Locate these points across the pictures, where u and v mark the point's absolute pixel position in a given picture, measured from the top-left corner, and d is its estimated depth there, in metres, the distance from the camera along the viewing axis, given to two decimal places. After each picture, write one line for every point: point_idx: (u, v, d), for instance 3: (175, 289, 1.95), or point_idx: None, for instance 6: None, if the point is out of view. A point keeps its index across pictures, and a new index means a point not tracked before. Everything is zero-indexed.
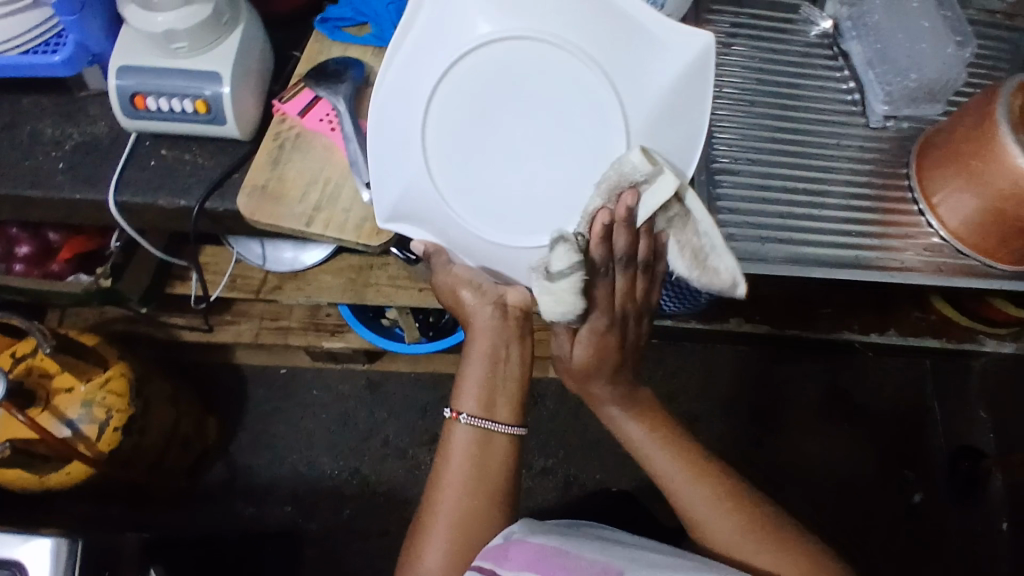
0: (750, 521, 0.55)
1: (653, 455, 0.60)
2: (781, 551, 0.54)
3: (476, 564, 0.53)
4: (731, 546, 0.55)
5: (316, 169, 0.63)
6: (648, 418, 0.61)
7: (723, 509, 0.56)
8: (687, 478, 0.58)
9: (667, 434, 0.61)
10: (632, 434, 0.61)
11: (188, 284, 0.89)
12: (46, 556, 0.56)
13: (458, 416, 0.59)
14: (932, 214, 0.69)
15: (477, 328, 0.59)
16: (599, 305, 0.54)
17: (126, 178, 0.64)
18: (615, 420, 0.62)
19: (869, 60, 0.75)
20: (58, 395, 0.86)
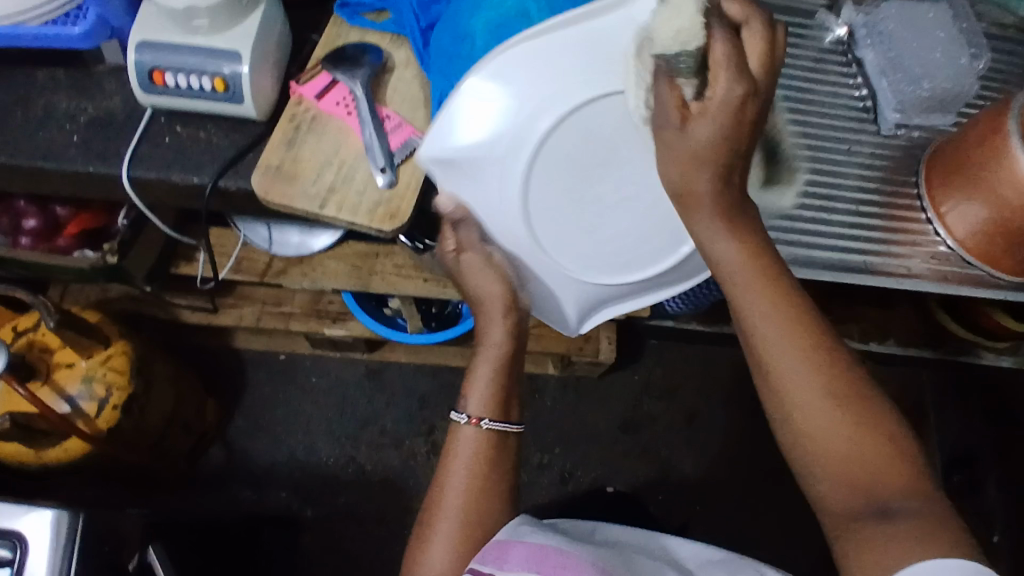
0: (847, 399, 0.43)
1: (739, 293, 0.46)
2: (860, 438, 0.43)
3: (473, 566, 0.51)
4: (806, 418, 0.44)
5: (331, 151, 0.63)
6: (750, 245, 0.46)
7: (811, 370, 0.44)
8: (782, 328, 0.45)
9: (767, 268, 0.46)
10: (719, 256, 0.47)
11: (194, 264, 0.90)
12: (47, 530, 0.56)
13: (477, 422, 0.57)
14: (939, 222, 0.69)
15: (491, 332, 0.60)
16: (728, 61, 0.42)
17: (140, 153, 0.64)
18: (704, 234, 0.47)
19: (883, 68, 0.75)
20: (58, 370, 0.86)
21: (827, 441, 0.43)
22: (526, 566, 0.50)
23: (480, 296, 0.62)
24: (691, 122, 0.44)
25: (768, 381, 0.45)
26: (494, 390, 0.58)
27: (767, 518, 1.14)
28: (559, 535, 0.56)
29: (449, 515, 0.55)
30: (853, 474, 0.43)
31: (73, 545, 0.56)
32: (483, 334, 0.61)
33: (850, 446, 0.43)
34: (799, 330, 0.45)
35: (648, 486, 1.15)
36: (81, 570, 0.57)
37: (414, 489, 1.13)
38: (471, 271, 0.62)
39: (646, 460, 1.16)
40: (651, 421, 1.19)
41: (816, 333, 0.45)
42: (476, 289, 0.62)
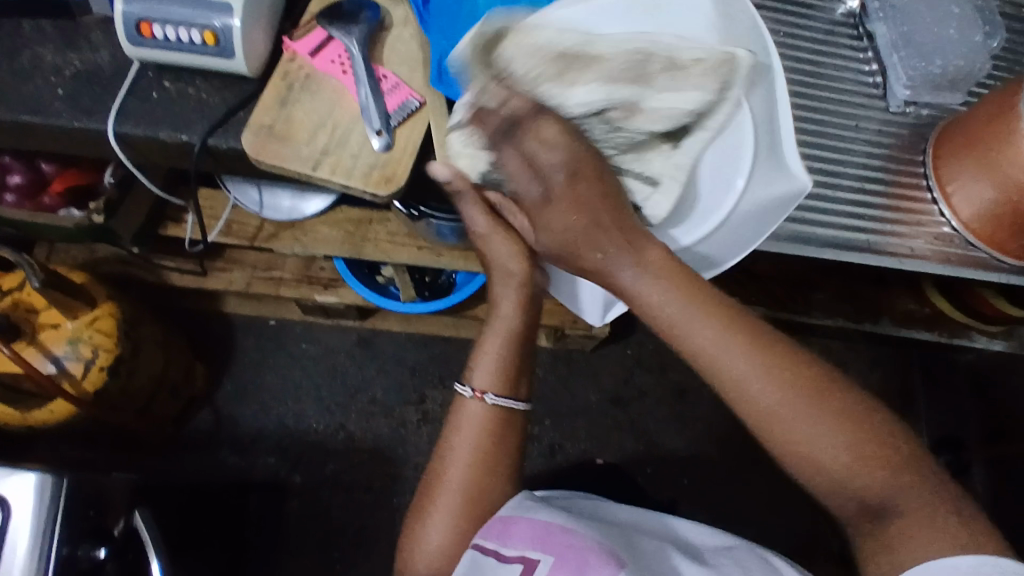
0: (816, 389, 0.46)
1: (676, 322, 0.48)
2: (843, 425, 0.45)
3: (479, 541, 0.56)
4: (779, 421, 0.46)
5: (326, 112, 0.61)
6: (667, 274, 0.49)
7: (769, 372, 0.46)
8: (729, 342, 0.47)
9: (692, 285, 0.49)
10: (647, 296, 0.49)
11: (182, 225, 0.87)
12: (28, 495, 0.54)
13: (482, 395, 0.59)
14: (945, 203, 0.68)
15: (503, 308, 0.61)
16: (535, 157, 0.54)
17: (127, 109, 0.61)
18: (635, 272, 0.50)
19: (894, 43, 0.73)
20: (43, 331, 0.84)
21: (814, 433, 0.45)
22: (527, 544, 0.55)
23: (497, 267, 0.62)
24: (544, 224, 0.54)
25: (734, 397, 0.47)
26: (505, 368, 0.60)
27: (754, 495, 1.14)
28: (567, 514, 0.60)
29: (450, 491, 0.59)
30: (835, 464, 0.45)
31: (57, 510, 0.55)
32: (496, 308, 0.62)
33: (825, 438, 0.45)
34: (739, 335, 0.47)
35: (637, 460, 1.15)
36: (66, 535, 0.56)
37: (403, 459, 1.12)
38: (488, 244, 0.62)
39: (636, 435, 1.16)
40: (641, 396, 1.18)
41: (753, 331, 0.48)
42: (492, 259, 0.62)
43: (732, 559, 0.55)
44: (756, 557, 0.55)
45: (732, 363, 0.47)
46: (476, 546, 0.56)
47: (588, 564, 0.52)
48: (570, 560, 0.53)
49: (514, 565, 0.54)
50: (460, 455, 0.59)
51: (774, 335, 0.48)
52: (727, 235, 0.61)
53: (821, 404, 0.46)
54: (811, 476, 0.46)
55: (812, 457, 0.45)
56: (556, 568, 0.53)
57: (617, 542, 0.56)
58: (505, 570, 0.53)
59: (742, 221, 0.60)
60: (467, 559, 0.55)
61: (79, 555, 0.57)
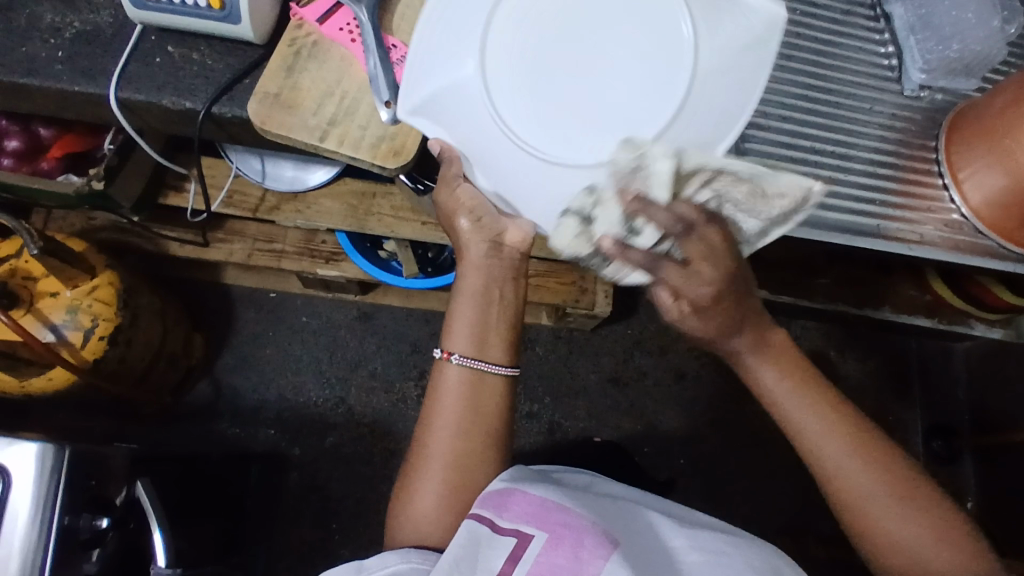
0: (906, 486, 0.53)
1: (787, 403, 0.54)
2: (921, 518, 0.52)
3: (475, 511, 0.55)
4: (874, 501, 0.53)
5: (333, 81, 0.59)
6: (788, 365, 0.54)
7: (870, 470, 0.53)
8: (837, 438, 0.54)
9: (811, 382, 0.55)
10: (764, 379, 0.54)
11: (183, 195, 0.86)
12: (30, 465, 0.54)
13: (449, 356, 0.60)
14: (956, 189, 0.67)
15: (467, 268, 0.62)
16: (699, 259, 0.46)
17: (129, 73, 0.60)
18: (761, 372, 0.54)
19: (911, 26, 0.72)
20: (42, 299, 0.83)
21: (905, 526, 0.52)
22: (523, 518, 0.54)
23: (452, 223, 0.63)
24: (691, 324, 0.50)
25: (837, 479, 0.54)
26: (476, 330, 0.60)
27: (749, 476, 1.15)
28: (566, 492, 0.59)
29: (435, 458, 0.60)
30: (919, 546, 0.52)
31: (59, 481, 0.55)
32: (463, 269, 0.62)
33: (911, 526, 0.52)
34: (849, 430, 0.54)
35: (635, 439, 1.16)
36: (68, 504, 0.56)
37: (401, 434, 1.13)
38: (444, 199, 0.61)
39: (633, 415, 1.17)
40: (640, 376, 1.18)
41: (858, 428, 0.54)
42: (446, 214, 0.62)
43: (722, 539, 0.56)
44: (756, 550, 0.55)
45: (832, 443, 0.54)
46: (473, 515, 0.55)
47: (582, 544, 0.52)
48: (565, 538, 0.52)
49: (508, 539, 0.52)
50: (443, 421, 0.60)
51: (874, 431, 0.55)
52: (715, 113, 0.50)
53: (912, 495, 0.53)
54: (892, 553, 0.53)
55: (900, 536, 0.52)
56: (551, 547, 0.52)
57: (614, 523, 0.55)
58: (499, 543, 0.52)
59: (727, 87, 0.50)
60: (464, 531, 0.53)
61: (81, 523, 0.57)
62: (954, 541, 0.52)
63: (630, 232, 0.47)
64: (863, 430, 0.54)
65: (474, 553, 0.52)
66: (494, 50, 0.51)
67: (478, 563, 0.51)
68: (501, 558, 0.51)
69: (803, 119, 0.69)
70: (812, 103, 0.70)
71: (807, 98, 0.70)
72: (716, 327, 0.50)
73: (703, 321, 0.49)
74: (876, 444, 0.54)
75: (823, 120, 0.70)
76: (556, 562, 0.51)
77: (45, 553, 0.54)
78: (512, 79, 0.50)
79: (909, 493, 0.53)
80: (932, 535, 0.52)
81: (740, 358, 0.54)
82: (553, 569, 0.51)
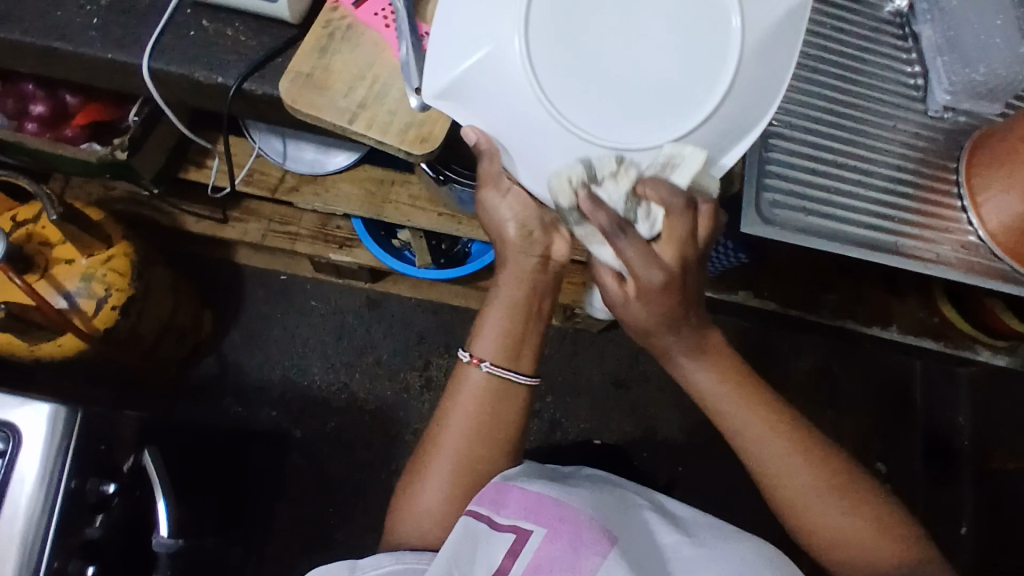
0: (839, 483, 0.58)
1: (723, 406, 0.59)
2: (853, 513, 0.57)
3: (472, 509, 0.55)
4: (810, 496, 0.57)
5: (365, 65, 0.59)
6: (723, 370, 0.59)
7: (802, 467, 0.58)
8: (770, 439, 0.58)
9: (747, 386, 0.60)
10: (703, 384, 0.59)
11: (203, 170, 0.87)
12: (42, 426, 0.55)
13: (478, 363, 0.61)
14: (973, 212, 0.67)
15: (505, 279, 0.63)
16: (668, 249, 0.53)
17: (162, 45, 0.60)
18: (690, 372, 0.59)
19: (939, 46, 0.72)
20: (56, 265, 0.84)
21: (841, 520, 0.57)
22: (520, 514, 0.54)
23: (497, 236, 0.62)
24: (630, 301, 0.56)
25: (773, 477, 0.58)
26: (506, 340, 0.61)
27: (745, 486, 1.15)
28: (561, 485, 0.59)
29: (444, 454, 0.60)
30: (851, 534, 0.57)
31: (69, 444, 0.56)
32: (502, 278, 0.63)
33: (844, 519, 0.57)
34: (783, 431, 0.59)
35: (634, 443, 1.16)
36: (77, 467, 0.56)
37: (403, 422, 1.13)
38: (490, 211, 0.61)
39: (635, 419, 1.17)
40: (643, 380, 1.19)
41: (792, 429, 0.59)
42: (492, 227, 0.62)
43: (722, 538, 0.55)
44: (751, 546, 0.54)
45: (767, 442, 0.58)
46: (470, 513, 0.55)
47: (581, 538, 0.51)
48: (563, 532, 0.52)
49: (506, 534, 0.52)
50: (458, 420, 0.60)
51: (809, 431, 0.60)
52: (742, 101, 0.53)
53: (845, 491, 0.58)
54: (828, 544, 0.58)
55: (832, 527, 0.57)
56: (549, 540, 0.51)
57: (613, 520, 0.55)
58: (497, 539, 0.52)
59: (756, 75, 0.52)
60: (461, 526, 0.54)
61: (89, 487, 0.58)
62: (887, 529, 0.57)
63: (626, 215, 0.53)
64: (796, 432, 0.59)
65: (471, 550, 0.52)
66: (544, 31, 0.50)
67: (477, 561, 0.52)
68: (500, 554, 0.51)
69: (827, 131, 0.70)
70: (836, 117, 0.70)
71: (831, 112, 0.70)
72: (659, 318, 0.55)
73: (644, 311, 0.55)
74: (806, 443, 0.59)
75: (846, 134, 0.70)
76: (553, 554, 0.50)
77: (52, 514, 0.54)
78: (561, 63, 0.50)
79: (838, 489, 0.58)
80: (862, 528, 0.57)
81: (676, 357, 0.59)
82: (552, 562, 0.50)
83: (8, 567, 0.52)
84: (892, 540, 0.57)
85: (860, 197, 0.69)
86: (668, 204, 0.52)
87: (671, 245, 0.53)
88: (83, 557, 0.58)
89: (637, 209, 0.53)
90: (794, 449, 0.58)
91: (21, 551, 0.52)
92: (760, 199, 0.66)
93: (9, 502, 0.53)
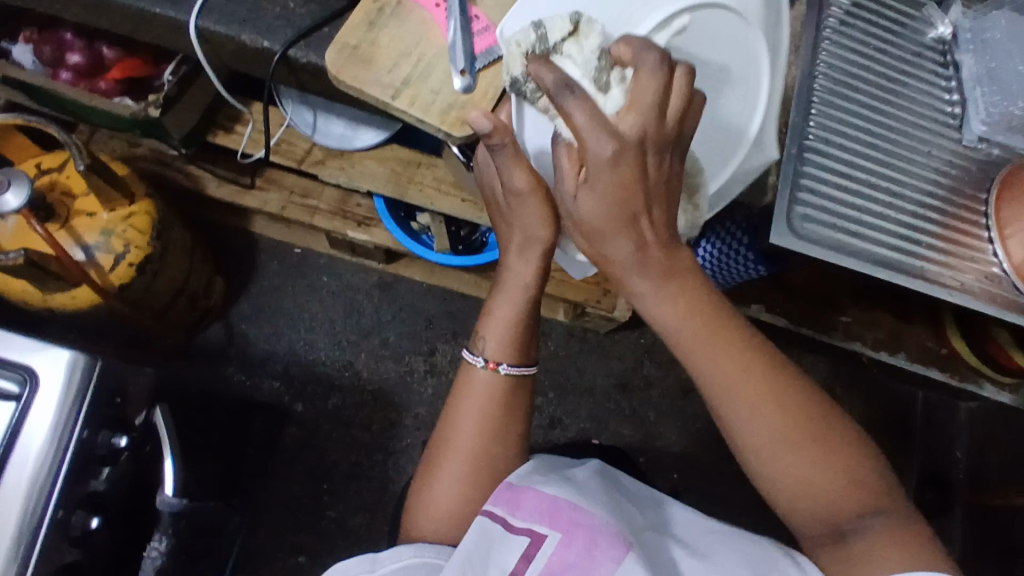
0: (814, 435, 0.50)
1: (684, 341, 0.51)
2: (822, 466, 0.50)
3: (489, 509, 0.55)
4: (780, 445, 0.50)
5: (412, 41, 0.59)
6: (683, 301, 0.50)
7: (768, 413, 0.50)
8: (737, 378, 0.50)
9: (716, 317, 0.50)
10: (660, 314, 0.50)
11: (230, 136, 0.87)
12: (60, 373, 0.55)
13: (495, 367, 0.59)
14: (1000, 244, 0.67)
15: (522, 271, 0.59)
16: (629, 108, 0.44)
17: (211, 4, 0.61)
18: (645, 294, 0.50)
19: (979, 78, 0.72)
20: (77, 217, 0.84)
21: (812, 472, 0.50)
22: (536, 517, 0.53)
23: (522, 230, 0.59)
24: (582, 190, 0.47)
25: (735, 425, 0.51)
26: (515, 336, 0.60)
27: (739, 501, 1.15)
28: (574, 486, 0.58)
29: (456, 446, 0.60)
30: (817, 483, 0.50)
31: (85, 394, 0.56)
32: (514, 271, 0.60)
33: (817, 471, 0.50)
34: (755, 368, 0.51)
35: (631, 447, 1.16)
36: (90, 417, 0.56)
37: (404, 405, 1.13)
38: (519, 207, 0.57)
39: (635, 423, 1.17)
40: (646, 386, 1.19)
41: (767, 371, 0.51)
42: (518, 221, 0.59)
43: (728, 545, 0.55)
44: (760, 550, 0.53)
45: (734, 383, 0.50)
46: (486, 514, 0.55)
47: (596, 542, 0.51)
48: (577, 537, 0.51)
49: (521, 537, 0.52)
50: (467, 418, 0.60)
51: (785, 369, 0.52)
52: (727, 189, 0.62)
53: (821, 443, 0.50)
54: (794, 499, 0.51)
55: (791, 473, 0.50)
56: (565, 544, 0.51)
57: (627, 524, 0.55)
58: (512, 542, 0.52)
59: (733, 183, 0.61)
60: (476, 529, 0.54)
61: (100, 439, 0.58)
62: (864, 485, 0.50)
63: (595, 80, 0.48)
64: (768, 371, 0.51)
65: (486, 551, 0.52)
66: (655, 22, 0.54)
67: (490, 560, 0.52)
68: (516, 555, 0.51)
69: (863, 151, 0.70)
70: (872, 138, 0.70)
71: (869, 134, 0.70)
72: (612, 210, 0.46)
73: (594, 199, 0.46)
74: (773, 383, 0.51)
75: (881, 155, 0.70)
76: (568, 560, 0.50)
77: (63, 460, 0.54)
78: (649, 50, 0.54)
79: (804, 433, 0.50)
80: (834, 481, 0.50)
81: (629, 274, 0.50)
82: (566, 568, 0.50)
83: (15, 507, 0.52)
84: (864, 494, 0.50)
85: (888, 218, 0.69)
86: (638, 61, 0.45)
87: (634, 111, 0.44)
88: (87, 508, 0.58)
89: (609, 78, 0.48)
90: (759, 391, 0.50)
91: (31, 492, 0.52)
92: (792, 211, 0.66)
93: (21, 445, 0.53)
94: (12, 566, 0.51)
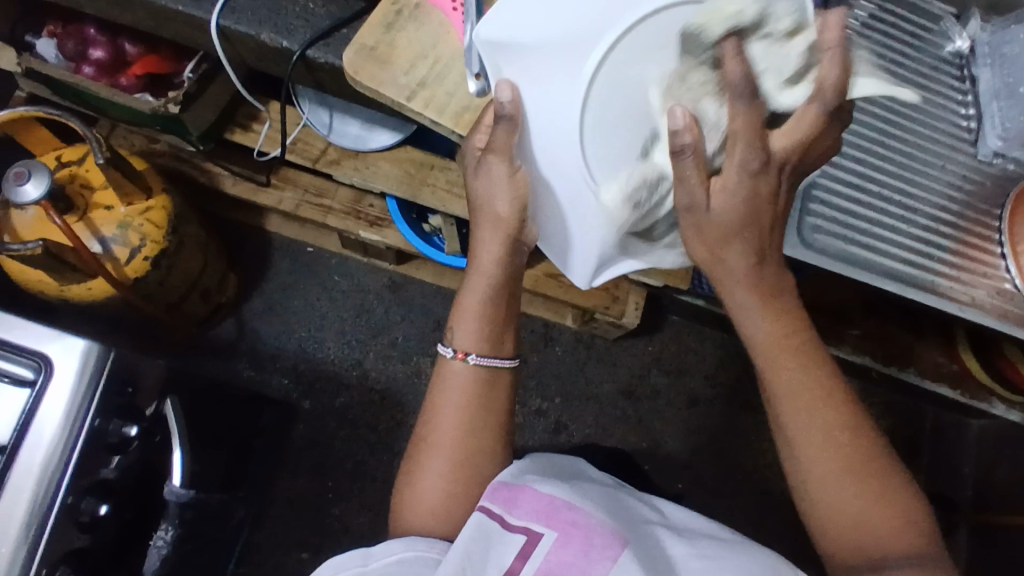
0: (867, 472, 0.50)
1: (765, 359, 0.52)
2: (872, 502, 0.50)
3: (485, 504, 0.55)
4: (830, 477, 0.51)
5: (429, 44, 0.59)
6: (786, 322, 0.52)
7: (829, 441, 0.51)
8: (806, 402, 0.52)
9: (802, 348, 0.52)
10: (751, 331, 0.52)
11: (248, 134, 0.88)
12: (73, 362, 0.55)
13: (464, 357, 0.59)
14: (1014, 260, 0.68)
15: (484, 259, 0.58)
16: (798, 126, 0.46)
17: (233, 3, 0.62)
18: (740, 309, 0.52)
19: (996, 92, 0.72)
20: (95, 210, 0.85)
21: (859, 508, 0.50)
22: (532, 516, 0.53)
23: (486, 211, 0.57)
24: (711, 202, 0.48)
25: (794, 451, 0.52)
26: (483, 326, 0.59)
27: (743, 513, 1.14)
28: (573, 487, 0.58)
29: (442, 439, 0.60)
30: (866, 520, 0.50)
31: (97, 384, 0.56)
32: (478, 256, 0.59)
33: (864, 506, 0.50)
34: (824, 397, 0.52)
35: (636, 454, 1.16)
36: (101, 406, 0.57)
37: (410, 406, 1.13)
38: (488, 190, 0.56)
39: (640, 431, 1.17)
40: (654, 394, 1.18)
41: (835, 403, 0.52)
42: (484, 201, 0.57)
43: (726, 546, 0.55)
44: (754, 556, 0.53)
45: (801, 410, 0.51)
46: (482, 509, 0.55)
47: (592, 543, 0.51)
48: (575, 538, 0.52)
49: (517, 536, 0.52)
50: (455, 410, 0.60)
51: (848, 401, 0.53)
52: None
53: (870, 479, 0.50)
54: (840, 533, 0.50)
55: (841, 504, 0.50)
56: (560, 545, 0.51)
57: (625, 524, 0.55)
58: (507, 540, 0.52)
59: None
60: (474, 522, 0.54)
61: (111, 428, 0.59)
62: (910, 522, 0.50)
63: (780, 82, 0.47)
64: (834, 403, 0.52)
65: (484, 548, 0.52)
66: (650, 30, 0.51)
67: (489, 557, 0.51)
68: (511, 554, 0.51)
69: (876, 164, 0.70)
70: (886, 150, 0.70)
71: (882, 145, 0.70)
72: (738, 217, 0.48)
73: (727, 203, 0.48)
74: (846, 412, 0.52)
75: (894, 168, 0.70)
76: (565, 561, 0.50)
77: (74, 448, 0.55)
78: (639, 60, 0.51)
79: (862, 468, 0.50)
80: (879, 519, 0.49)
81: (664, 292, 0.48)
82: (563, 569, 0.50)
83: (26, 491, 0.53)
84: (907, 534, 0.49)
85: (900, 231, 0.69)
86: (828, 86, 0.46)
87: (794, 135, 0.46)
88: (96, 496, 0.59)
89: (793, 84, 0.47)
90: (828, 416, 0.51)
91: (41, 477, 0.53)
92: (802, 222, 0.66)
93: (33, 432, 0.54)
94: (21, 549, 0.52)
